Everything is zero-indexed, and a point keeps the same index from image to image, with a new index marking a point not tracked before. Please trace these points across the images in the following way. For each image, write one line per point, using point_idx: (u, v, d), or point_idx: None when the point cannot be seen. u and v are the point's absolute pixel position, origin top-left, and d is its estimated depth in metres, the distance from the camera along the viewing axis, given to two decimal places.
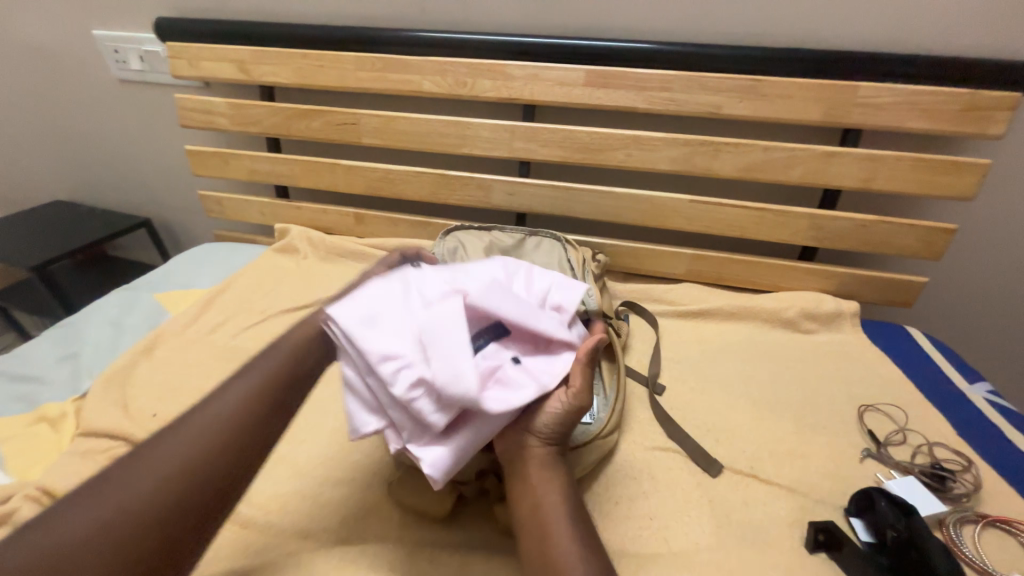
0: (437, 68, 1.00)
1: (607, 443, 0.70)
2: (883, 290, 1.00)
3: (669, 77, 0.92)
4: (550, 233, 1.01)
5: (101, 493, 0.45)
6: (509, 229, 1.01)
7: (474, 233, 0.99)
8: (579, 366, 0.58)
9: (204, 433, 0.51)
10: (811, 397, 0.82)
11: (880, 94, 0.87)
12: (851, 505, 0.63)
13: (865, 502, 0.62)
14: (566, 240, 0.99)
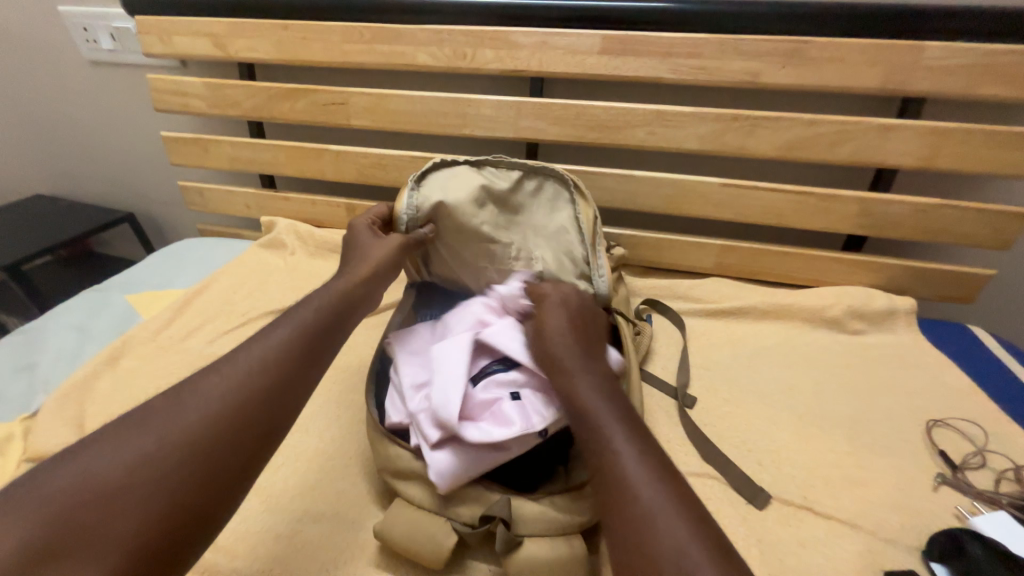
0: (433, 37, 0.88)
1: None
2: (941, 285, 0.88)
3: (698, 41, 0.80)
4: (553, 171, 0.78)
5: (140, 428, 0.40)
6: (501, 167, 0.78)
7: (457, 174, 0.76)
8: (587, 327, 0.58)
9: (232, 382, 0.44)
10: (868, 411, 0.71)
11: (949, 56, 0.74)
12: (932, 548, 0.53)
13: (953, 546, 0.51)
14: (574, 184, 0.79)
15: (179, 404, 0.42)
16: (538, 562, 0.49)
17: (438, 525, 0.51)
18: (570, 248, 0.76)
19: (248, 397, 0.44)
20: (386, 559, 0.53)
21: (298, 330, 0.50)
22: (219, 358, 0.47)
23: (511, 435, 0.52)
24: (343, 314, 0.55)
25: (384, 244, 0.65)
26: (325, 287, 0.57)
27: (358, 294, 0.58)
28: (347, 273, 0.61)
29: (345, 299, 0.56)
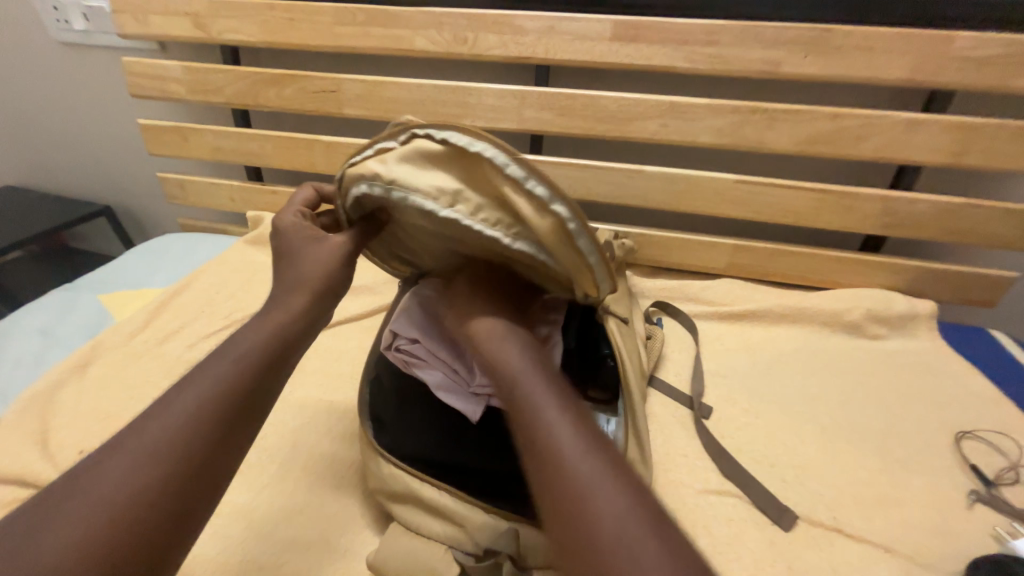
0: (432, 20, 0.83)
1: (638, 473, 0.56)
2: (963, 288, 0.85)
3: (716, 27, 0.75)
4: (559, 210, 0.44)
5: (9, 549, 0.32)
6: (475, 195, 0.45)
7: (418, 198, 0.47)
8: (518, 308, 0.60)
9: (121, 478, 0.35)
10: (893, 423, 0.67)
11: (982, 46, 0.70)
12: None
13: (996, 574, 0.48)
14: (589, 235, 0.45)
15: (63, 511, 0.33)
16: None
17: (436, 555, 0.47)
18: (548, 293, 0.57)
19: (147, 496, 0.34)
20: None
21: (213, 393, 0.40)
22: (111, 442, 0.37)
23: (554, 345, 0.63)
24: (274, 360, 0.44)
25: (319, 241, 0.51)
26: (249, 329, 0.45)
27: (293, 331, 0.46)
28: (276, 301, 0.47)
29: (276, 341, 0.44)
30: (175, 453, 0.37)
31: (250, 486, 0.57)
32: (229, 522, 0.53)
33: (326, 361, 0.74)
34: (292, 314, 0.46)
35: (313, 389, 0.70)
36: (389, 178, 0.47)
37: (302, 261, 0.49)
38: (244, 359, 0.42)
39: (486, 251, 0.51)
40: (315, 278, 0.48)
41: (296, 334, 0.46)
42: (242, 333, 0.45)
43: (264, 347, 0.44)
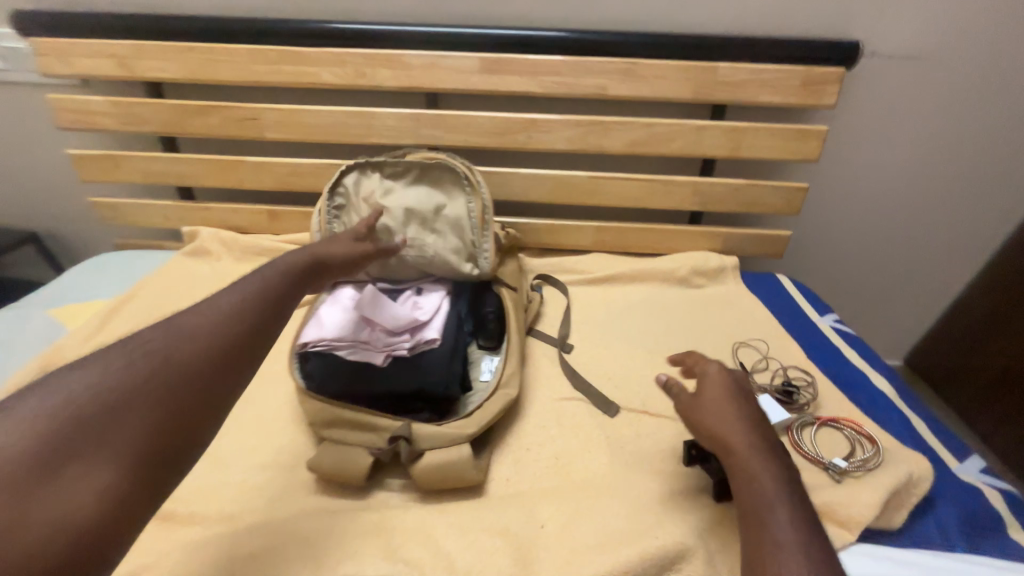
0: (334, 59, 1.00)
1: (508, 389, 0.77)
2: (757, 245, 1.15)
3: (557, 62, 0.99)
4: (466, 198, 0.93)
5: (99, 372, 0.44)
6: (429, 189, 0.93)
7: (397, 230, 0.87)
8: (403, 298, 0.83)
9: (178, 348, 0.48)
10: (697, 342, 0.94)
11: (737, 73, 0.99)
12: None
13: None
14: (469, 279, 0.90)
15: (105, 375, 0.44)
16: (434, 461, 0.65)
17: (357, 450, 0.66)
18: (451, 267, 0.89)
19: (192, 362, 0.48)
20: (326, 489, 0.67)
21: (200, 332, 0.50)
22: (158, 327, 0.50)
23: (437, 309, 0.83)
24: (249, 314, 0.55)
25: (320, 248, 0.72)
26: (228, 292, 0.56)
27: (269, 296, 0.58)
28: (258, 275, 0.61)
29: (253, 302, 0.56)
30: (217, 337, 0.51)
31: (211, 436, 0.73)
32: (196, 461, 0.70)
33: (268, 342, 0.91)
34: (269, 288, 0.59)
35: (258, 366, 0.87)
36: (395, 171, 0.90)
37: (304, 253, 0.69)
38: (225, 312, 0.53)
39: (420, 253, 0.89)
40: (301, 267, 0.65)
41: (269, 302, 0.58)
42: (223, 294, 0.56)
43: (243, 303, 0.55)
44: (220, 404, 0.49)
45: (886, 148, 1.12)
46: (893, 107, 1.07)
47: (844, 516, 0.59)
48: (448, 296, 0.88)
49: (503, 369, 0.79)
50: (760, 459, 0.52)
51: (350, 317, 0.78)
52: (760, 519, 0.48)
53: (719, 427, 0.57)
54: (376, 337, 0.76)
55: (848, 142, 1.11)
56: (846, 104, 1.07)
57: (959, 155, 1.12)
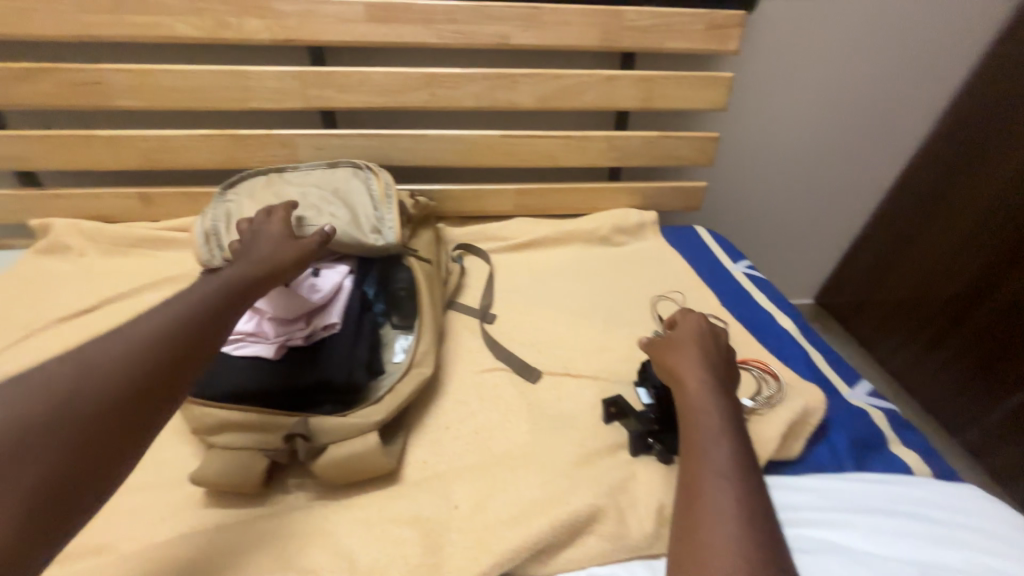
0: (187, 6, 0.85)
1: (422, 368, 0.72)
2: (675, 198, 1.16)
3: (453, 8, 0.90)
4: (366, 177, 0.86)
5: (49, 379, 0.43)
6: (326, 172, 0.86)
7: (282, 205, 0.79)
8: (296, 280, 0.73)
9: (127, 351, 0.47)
10: (619, 300, 0.94)
11: (643, 18, 0.95)
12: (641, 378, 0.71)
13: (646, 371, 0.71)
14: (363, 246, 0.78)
15: (53, 382, 0.43)
16: (338, 455, 0.59)
17: (249, 455, 0.59)
18: (356, 242, 0.79)
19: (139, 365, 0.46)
20: (218, 501, 0.59)
21: (139, 347, 0.48)
22: (114, 330, 0.49)
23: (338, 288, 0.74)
24: (194, 330, 0.51)
25: (269, 242, 0.67)
26: (169, 305, 0.53)
27: (216, 306, 0.55)
28: (205, 284, 0.57)
29: (195, 314, 0.53)
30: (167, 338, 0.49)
31: None
32: None
33: None
34: (213, 296, 0.56)
35: None
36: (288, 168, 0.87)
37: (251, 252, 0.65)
38: (160, 327, 0.50)
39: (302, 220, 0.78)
40: (249, 275, 0.61)
41: (217, 311, 0.55)
42: (163, 306, 0.52)
43: (186, 315, 0.52)
44: (150, 429, 0.46)
45: (790, 95, 1.14)
46: (794, 52, 1.09)
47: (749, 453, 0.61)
48: (351, 275, 0.78)
49: (415, 348, 0.73)
50: (710, 399, 0.54)
51: None
52: (701, 449, 0.49)
53: (683, 371, 0.59)
54: (264, 328, 0.68)
55: (754, 89, 1.12)
56: (750, 49, 1.07)
57: (854, 99, 1.18)
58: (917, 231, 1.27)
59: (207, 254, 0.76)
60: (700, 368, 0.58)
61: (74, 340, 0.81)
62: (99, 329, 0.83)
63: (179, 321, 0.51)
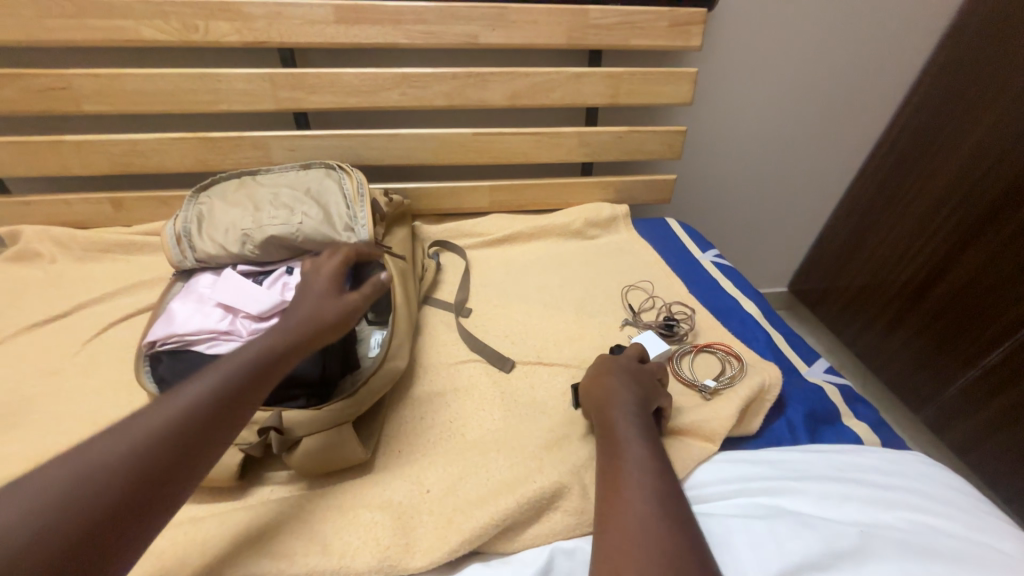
0: (152, 9, 0.85)
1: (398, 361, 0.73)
2: (646, 191, 1.19)
3: (420, 8, 0.92)
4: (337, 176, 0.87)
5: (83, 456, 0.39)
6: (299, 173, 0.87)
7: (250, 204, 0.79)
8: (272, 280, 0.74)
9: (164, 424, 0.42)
10: (592, 290, 0.97)
11: (607, 16, 0.97)
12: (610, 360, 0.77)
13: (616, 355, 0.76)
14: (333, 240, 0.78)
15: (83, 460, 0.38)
16: (312, 447, 0.61)
17: (222, 451, 0.60)
18: (327, 238, 0.78)
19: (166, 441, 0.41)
20: (192, 496, 0.60)
21: (175, 419, 0.43)
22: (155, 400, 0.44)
23: None
24: (212, 415, 0.45)
25: (315, 296, 0.61)
26: (196, 382, 0.47)
27: (242, 384, 0.48)
28: (237, 354, 0.51)
29: (219, 396, 0.46)
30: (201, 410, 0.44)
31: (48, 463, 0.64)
32: None
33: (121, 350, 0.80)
34: (241, 370, 0.49)
35: (112, 376, 0.77)
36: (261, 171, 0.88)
37: (295, 309, 0.59)
38: (178, 413, 0.43)
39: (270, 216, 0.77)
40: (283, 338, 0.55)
41: (242, 389, 0.48)
42: (190, 384, 0.46)
43: (209, 398, 0.46)
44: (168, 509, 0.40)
45: (754, 88, 1.18)
46: (756, 47, 1.12)
47: (709, 430, 0.64)
48: None
49: (391, 342, 0.73)
50: (625, 406, 0.56)
51: (206, 308, 0.70)
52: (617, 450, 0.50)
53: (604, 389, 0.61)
54: (237, 326, 0.69)
55: (718, 83, 1.16)
56: (713, 44, 1.10)
57: (815, 92, 1.22)
58: (879, 217, 1.32)
59: (181, 258, 0.77)
60: (618, 377, 0.61)
61: (46, 347, 0.80)
62: (72, 334, 0.83)
63: (217, 392, 0.46)
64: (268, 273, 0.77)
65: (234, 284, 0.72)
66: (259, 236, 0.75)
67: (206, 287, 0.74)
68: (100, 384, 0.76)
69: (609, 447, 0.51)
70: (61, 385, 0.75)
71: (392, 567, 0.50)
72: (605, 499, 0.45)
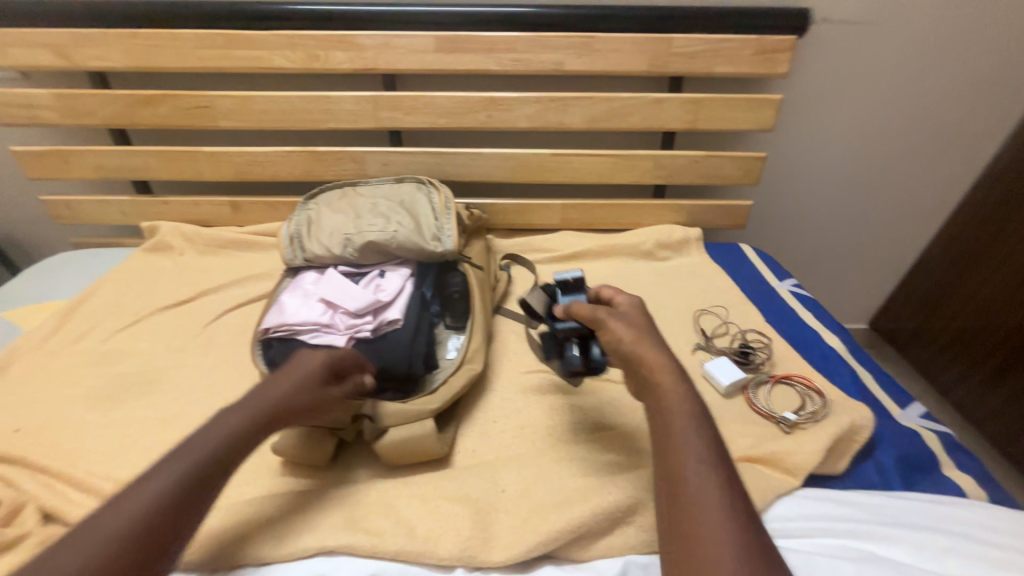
0: (284, 42, 0.98)
1: (474, 364, 0.77)
2: (719, 216, 1.17)
3: (512, 39, 0.98)
4: (428, 190, 0.94)
5: (124, 499, 0.44)
6: (395, 186, 0.96)
7: (352, 213, 0.88)
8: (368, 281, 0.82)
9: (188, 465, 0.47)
10: (661, 312, 0.97)
11: (691, 44, 0.99)
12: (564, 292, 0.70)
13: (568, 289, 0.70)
14: (422, 249, 0.85)
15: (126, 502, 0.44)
16: (397, 437, 0.65)
17: (318, 432, 0.65)
18: (417, 247, 0.85)
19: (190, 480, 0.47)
20: (289, 470, 0.67)
21: (198, 461, 0.48)
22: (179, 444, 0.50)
23: (400, 288, 0.82)
24: (170, 516, 0.44)
25: (291, 385, 0.58)
26: (158, 475, 0.46)
27: (203, 478, 0.48)
28: (197, 443, 0.50)
29: (179, 494, 0.45)
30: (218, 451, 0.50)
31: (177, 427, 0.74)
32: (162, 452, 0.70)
33: (234, 334, 0.91)
34: (201, 464, 0.48)
35: (225, 356, 0.87)
36: (359, 183, 0.97)
37: (265, 394, 0.56)
38: (137, 514, 0.43)
39: (368, 224, 0.86)
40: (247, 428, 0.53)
41: (204, 486, 0.47)
42: (151, 479, 0.46)
43: (168, 496, 0.45)
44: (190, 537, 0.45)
45: (843, 115, 1.14)
46: (848, 74, 1.09)
47: (792, 464, 0.62)
48: (412, 278, 0.85)
49: (468, 347, 0.78)
50: (660, 372, 0.52)
51: (312, 302, 0.78)
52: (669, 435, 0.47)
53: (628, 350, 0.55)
54: (337, 320, 0.76)
55: (803, 110, 1.13)
56: (800, 72, 1.09)
57: (912, 121, 1.16)
58: (980, 256, 1.21)
59: (291, 256, 0.86)
60: (628, 333, 0.56)
61: (173, 327, 0.93)
62: (194, 317, 0.95)
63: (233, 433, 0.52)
64: (363, 275, 0.85)
65: (336, 283, 0.80)
66: (359, 241, 0.84)
67: (311, 284, 0.83)
68: (214, 361, 0.86)
69: (661, 445, 0.47)
70: (185, 361, 0.86)
71: (469, 558, 0.54)
72: (677, 524, 0.41)
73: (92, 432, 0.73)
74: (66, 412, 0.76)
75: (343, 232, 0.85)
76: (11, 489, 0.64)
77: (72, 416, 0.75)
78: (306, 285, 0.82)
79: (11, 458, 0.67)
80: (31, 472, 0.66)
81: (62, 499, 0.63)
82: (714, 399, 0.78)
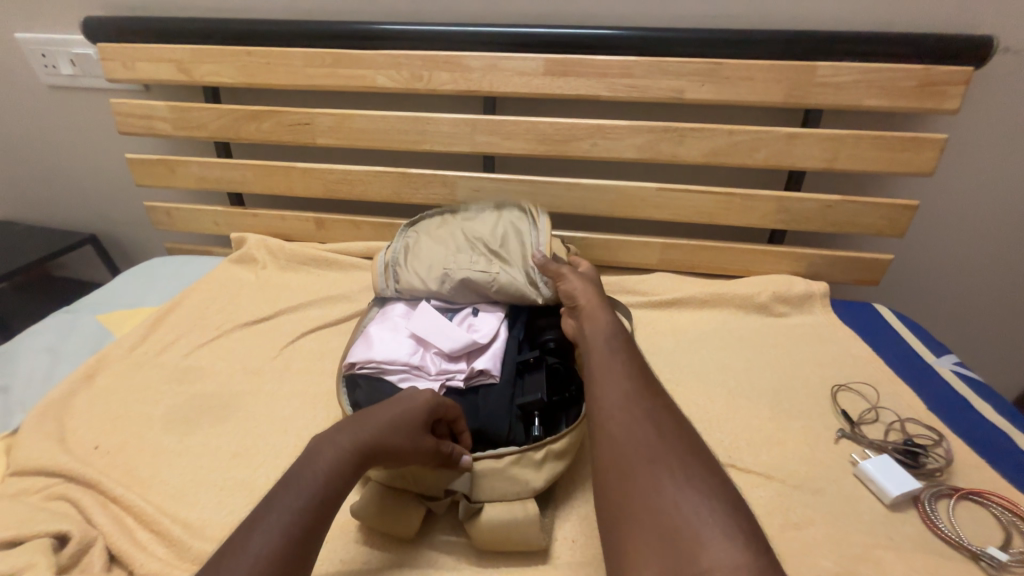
0: (390, 62, 0.95)
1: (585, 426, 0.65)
2: (851, 270, 1.00)
3: (629, 64, 0.90)
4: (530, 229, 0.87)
5: (240, 546, 0.42)
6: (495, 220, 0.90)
7: (450, 246, 0.82)
8: (464, 321, 0.75)
9: (291, 509, 0.45)
10: (787, 382, 0.81)
11: (840, 74, 0.86)
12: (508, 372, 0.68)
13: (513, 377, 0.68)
14: (521, 292, 0.76)
15: (241, 546, 0.42)
16: (495, 518, 0.56)
17: (408, 500, 0.57)
18: (517, 290, 0.76)
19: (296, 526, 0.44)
20: (362, 535, 0.59)
21: (300, 505, 0.46)
22: (281, 482, 0.48)
23: (498, 331, 0.73)
24: (292, 561, 0.43)
25: (388, 422, 0.53)
26: (269, 519, 0.44)
27: (311, 523, 0.45)
28: (297, 486, 0.47)
29: (287, 547, 0.43)
30: (318, 495, 0.47)
31: (249, 465, 0.69)
32: (232, 492, 0.65)
33: (310, 361, 0.87)
34: (304, 514, 0.45)
35: (301, 384, 0.82)
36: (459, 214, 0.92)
37: (368, 427, 0.52)
38: (260, 560, 0.41)
39: (468, 259, 0.79)
40: (348, 465, 0.50)
41: (308, 533, 0.45)
42: (259, 530, 0.43)
43: (278, 547, 0.43)
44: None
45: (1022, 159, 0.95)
46: None
47: None
48: (506, 320, 0.77)
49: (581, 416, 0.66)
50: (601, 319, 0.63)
51: (405, 338, 0.71)
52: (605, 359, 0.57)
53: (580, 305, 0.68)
54: (429, 362, 0.69)
55: (966, 153, 0.96)
56: (967, 109, 0.92)
57: None
58: None
59: (384, 285, 0.81)
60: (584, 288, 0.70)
61: (251, 346, 0.89)
62: (273, 337, 0.91)
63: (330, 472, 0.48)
64: (457, 311, 0.78)
65: (431, 316, 0.73)
66: (458, 277, 0.77)
67: (404, 317, 0.77)
68: (288, 389, 0.81)
69: (601, 406, 0.51)
70: (261, 386, 0.81)
71: None
72: (621, 475, 0.44)
73: (167, 459, 0.69)
74: (144, 432, 0.73)
75: (440, 266, 0.79)
76: (83, 518, 0.60)
77: (148, 438, 0.72)
78: (398, 319, 0.76)
79: (87, 481, 0.64)
80: (106, 501, 0.63)
81: (131, 542, 0.58)
82: (877, 511, 0.62)
